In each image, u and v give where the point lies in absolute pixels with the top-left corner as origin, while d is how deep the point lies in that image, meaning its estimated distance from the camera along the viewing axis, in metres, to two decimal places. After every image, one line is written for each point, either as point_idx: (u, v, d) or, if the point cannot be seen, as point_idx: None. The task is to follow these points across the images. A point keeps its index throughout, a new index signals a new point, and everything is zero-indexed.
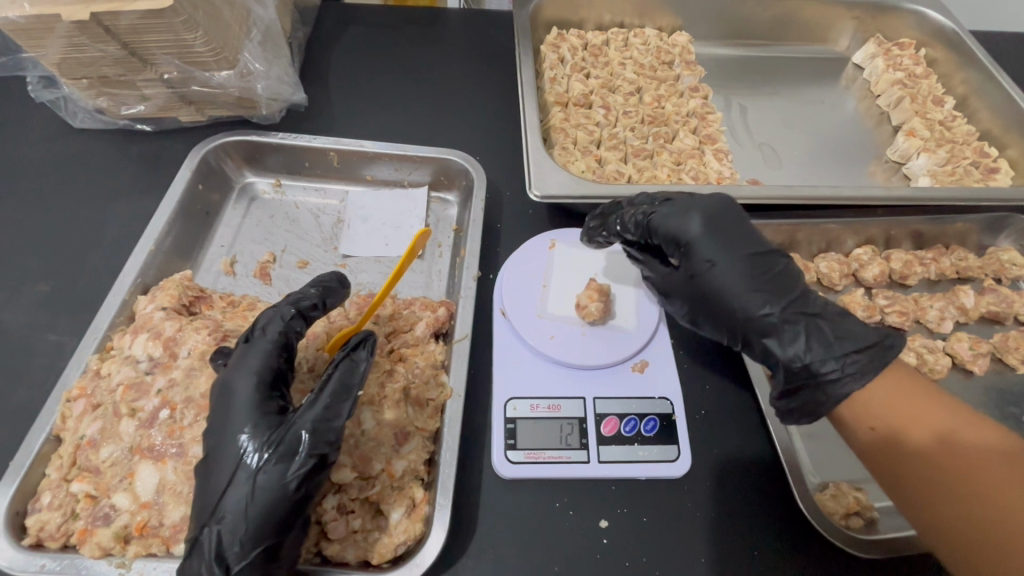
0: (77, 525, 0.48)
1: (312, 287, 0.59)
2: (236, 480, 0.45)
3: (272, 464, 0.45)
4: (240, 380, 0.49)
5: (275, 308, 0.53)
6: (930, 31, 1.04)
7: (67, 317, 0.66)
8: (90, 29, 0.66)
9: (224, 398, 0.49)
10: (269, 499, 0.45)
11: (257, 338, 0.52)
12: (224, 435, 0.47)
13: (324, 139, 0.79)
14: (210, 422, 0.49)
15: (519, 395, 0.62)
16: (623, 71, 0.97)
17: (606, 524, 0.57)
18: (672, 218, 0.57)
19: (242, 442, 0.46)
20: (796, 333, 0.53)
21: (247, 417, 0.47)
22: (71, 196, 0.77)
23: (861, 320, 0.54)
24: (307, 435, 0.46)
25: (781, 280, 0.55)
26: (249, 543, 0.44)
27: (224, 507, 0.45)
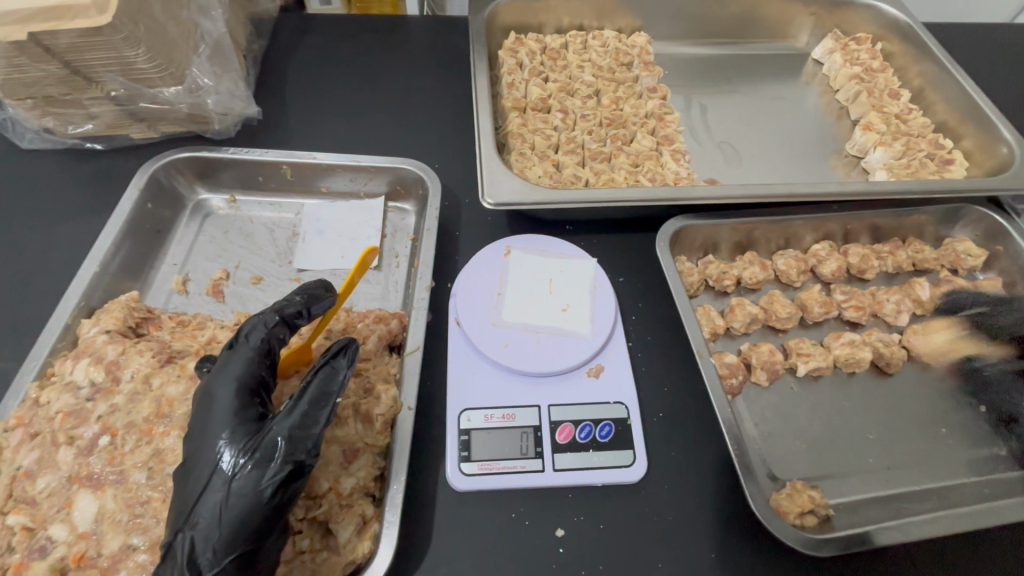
0: (13, 559, 0.47)
1: (296, 295, 0.59)
2: (211, 486, 0.44)
3: (249, 469, 0.44)
4: (222, 385, 0.49)
5: (254, 324, 0.54)
6: (885, 25, 1.05)
7: (11, 343, 0.65)
8: (30, 49, 0.65)
9: (204, 404, 0.49)
10: (242, 506, 0.43)
11: (240, 345, 0.53)
12: (203, 441, 0.46)
13: (276, 153, 0.78)
14: (190, 431, 0.49)
15: (473, 406, 0.62)
16: (582, 73, 0.97)
17: (562, 532, 0.57)
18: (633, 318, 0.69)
19: (220, 448, 0.46)
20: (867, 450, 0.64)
21: (226, 423, 0.47)
22: (18, 218, 0.75)
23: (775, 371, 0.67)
24: (284, 441, 0.46)
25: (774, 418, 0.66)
26: (222, 551, 0.43)
27: (198, 513, 0.43)
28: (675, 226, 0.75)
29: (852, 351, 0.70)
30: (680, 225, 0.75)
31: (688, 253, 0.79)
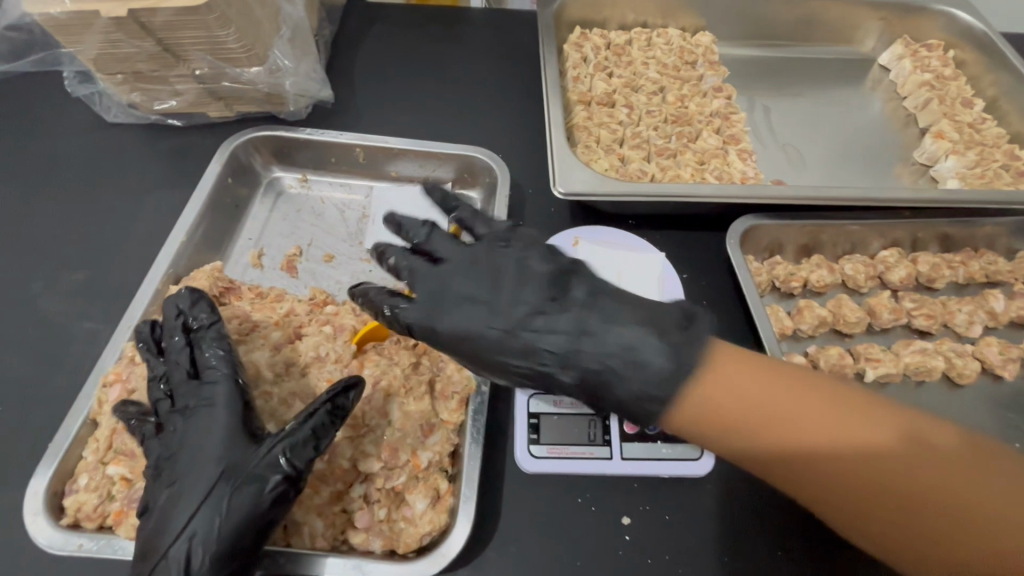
0: (113, 507, 0.50)
1: (204, 310, 0.55)
2: (209, 500, 0.46)
3: (249, 486, 0.46)
4: (214, 411, 0.49)
5: (213, 350, 0.52)
6: (959, 32, 1.03)
7: (101, 307, 0.68)
8: (127, 25, 0.68)
9: (197, 421, 0.49)
10: (244, 514, 0.45)
11: (211, 375, 0.51)
12: (200, 458, 0.47)
13: (350, 135, 0.80)
14: (176, 445, 0.49)
15: (542, 391, 0.62)
16: (647, 70, 0.97)
17: (628, 520, 0.57)
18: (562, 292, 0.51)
19: (217, 465, 0.47)
20: (611, 359, 0.47)
21: (222, 440, 0.48)
22: (105, 188, 0.78)
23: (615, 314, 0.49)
24: (285, 463, 0.46)
25: (459, 290, 0.50)
26: (217, 559, 0.44)
27: (195, 525, 0.45)
28: (745, 224, 0.74)
29: (923, 359, 0.69)
30: (751, 223, 0.74)
31: (753, 253, 0.78)
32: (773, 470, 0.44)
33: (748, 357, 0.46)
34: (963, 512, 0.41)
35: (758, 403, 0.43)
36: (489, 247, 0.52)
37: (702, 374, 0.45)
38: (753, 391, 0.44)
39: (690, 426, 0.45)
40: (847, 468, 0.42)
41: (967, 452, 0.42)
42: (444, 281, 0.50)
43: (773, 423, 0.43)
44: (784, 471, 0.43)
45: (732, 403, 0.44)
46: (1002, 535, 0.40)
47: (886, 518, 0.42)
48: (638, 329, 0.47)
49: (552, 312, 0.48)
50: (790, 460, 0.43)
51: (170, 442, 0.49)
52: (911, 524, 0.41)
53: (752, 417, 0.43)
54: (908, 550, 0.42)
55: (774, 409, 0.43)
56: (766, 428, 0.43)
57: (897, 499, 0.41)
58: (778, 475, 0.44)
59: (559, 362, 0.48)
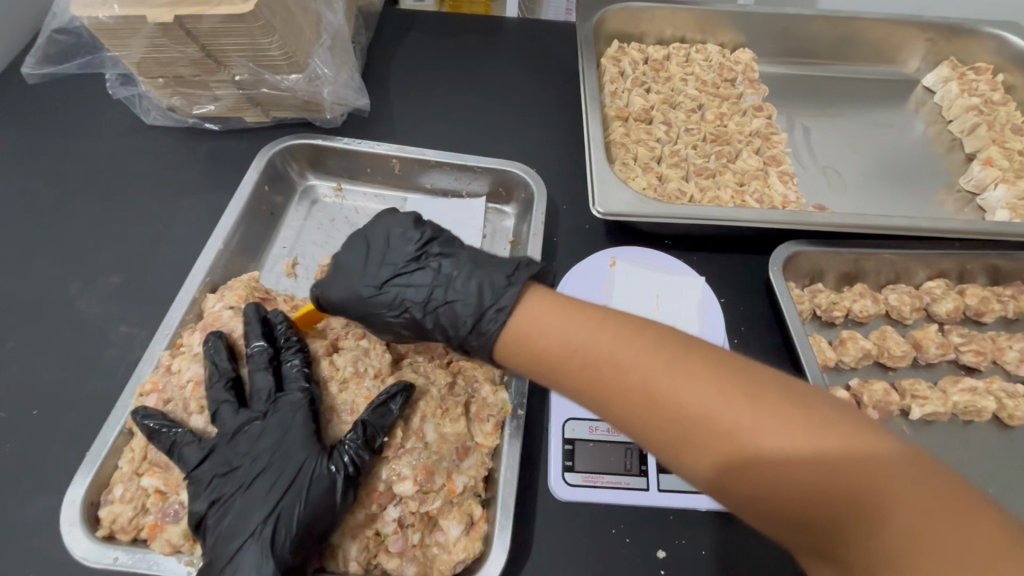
0: (148, 520, 0.50)
1: (283, 328, 0.57)
2: (289, 492, 0.48)
3: (325, 479, 0.48)
4: (291, 414, 0.52)
5: (295, 360, 0.55)
6: (1009, 57, 1.00)
7: (136, 312, 0.67)
8: (173, 31, 0.68)
9: (276, 420, 0.51)
10: (320, 502, 0.48)
11: (289, 389, 0.53)
12: (279, 454, 0.50)
13: (388, 146, 0.80)
14: (252, 442, 0.51)
15: (577, 415, 0.61)
16: (685, 86, 0.95)
17: (664, 554, 0.55)
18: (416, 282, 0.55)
19: (295, 459, 0.49)
20: (450, 307, 0.52)
21: (300, 437, 0.50)
22: (142, 191, 0.79)
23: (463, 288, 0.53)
24: (352, 459, 0.49)
25: (355, 281, 0.55)
26: (296, 544, 0.47)
27: (276, 516, 0.47)
28: (787, 251, 0.72)
29: (973, 398, 0.66)
30: (793, 250, 0.72)
31: (793, 279, 0.76)
32: (598, 408, 0.46)
33: (584, 308, 0.48)
34: (780, 465, 0.38)
35: (585, 351, 0.45)
36: (381, 234, 0.57)
37: (559, 324, 0.47)
38: (584, 341, 0.46)
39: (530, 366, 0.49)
40: (670, 410, 0.41)
41: (817, 416, 0.39)
42: (345, 267, 0.56)
43: (598, 372, 0.44)
44: (608, 409, 0.45)
45: (576, 348, 0.46)
46: (830, 491, 0.37)
47: (737, 478, 0.39)
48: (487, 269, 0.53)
49: (420, 278, 0.54)
50: (612, 401, 0.44)
51: (243, 447, 0.50)
52: (745, 475, 0.39)
53: (578, 363, 0.45)
54: (752, 509, 0.40)
55: (605, 355, 0.44)
56: (592, 374, 0.45)
57: (710, 448, 0.40)
58: (618, 423, 0.45)
59: (416, 315, 0.54)
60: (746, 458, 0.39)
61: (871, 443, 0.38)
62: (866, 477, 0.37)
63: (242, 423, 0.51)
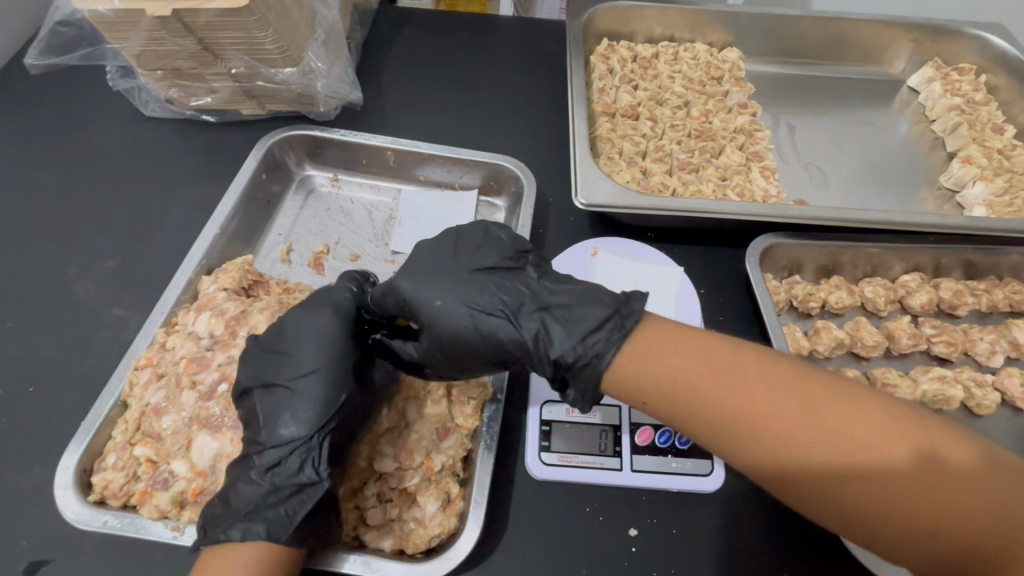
0: (138, 487, 0.52)
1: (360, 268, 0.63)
2: (272, 442, 0.49)
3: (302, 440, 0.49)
4: (311, 324, 0.54)
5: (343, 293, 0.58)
6: (992, 57, 1.02)
7: (132, 295, 0.70)
8: (171, 24, 0.69)
9: (310, 323, 0.54)
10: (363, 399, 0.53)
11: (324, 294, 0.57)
12: (279, 392, 0.51)
13: (383, 138, 0.82)
14: (296, 339, 0.53)
15: (555, 398, 0.63)
16: (672, 84, 0.97)
17: (635, 532, 0.57)
18: (514, 299, 0.54)
19: (292, 403, 0.50)
20: (561, 309, 0.53)
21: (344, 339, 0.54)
22: (139, 179, 0.81)
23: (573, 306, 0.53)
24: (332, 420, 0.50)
25: (444, 280, 0.55)
26: (334, 434, 0.50)
27: (258, 463, 0.49)
28: (765, 242, 0.74)
29: (941, 387, 0.69)
30: (771, 242, 0.74)
31: (771, 271, 0.78)
32: (731, 450, 0.46)
33: (691, 340, 0.50)
34: (904, 483, 0.41)
35: (716, 389, 0.46)
36: (455, 241, 0.59)
37: (676, 359, 0.48)
38: (712, 382, 0.46)
39: (652, 410, 0.49)
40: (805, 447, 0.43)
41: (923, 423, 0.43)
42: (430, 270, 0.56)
43: (736, 417, 0.45)
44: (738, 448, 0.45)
45: (705, 390, 0.46)
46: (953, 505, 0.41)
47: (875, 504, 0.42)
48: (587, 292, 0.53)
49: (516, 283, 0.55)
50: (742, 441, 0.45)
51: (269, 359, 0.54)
52: (887, 498, 0.41)
53: (712, 409, 0.46)
54: (873, 528, 0.43)
55: (735, 392, 0.46)
56: (724, 418, 0.45)
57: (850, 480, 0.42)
58: (747, 463, 0.46)
59: (516, 329, 0.53)
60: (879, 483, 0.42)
61: (966, 444, 0.43)
62: (971, 484, 0.41)
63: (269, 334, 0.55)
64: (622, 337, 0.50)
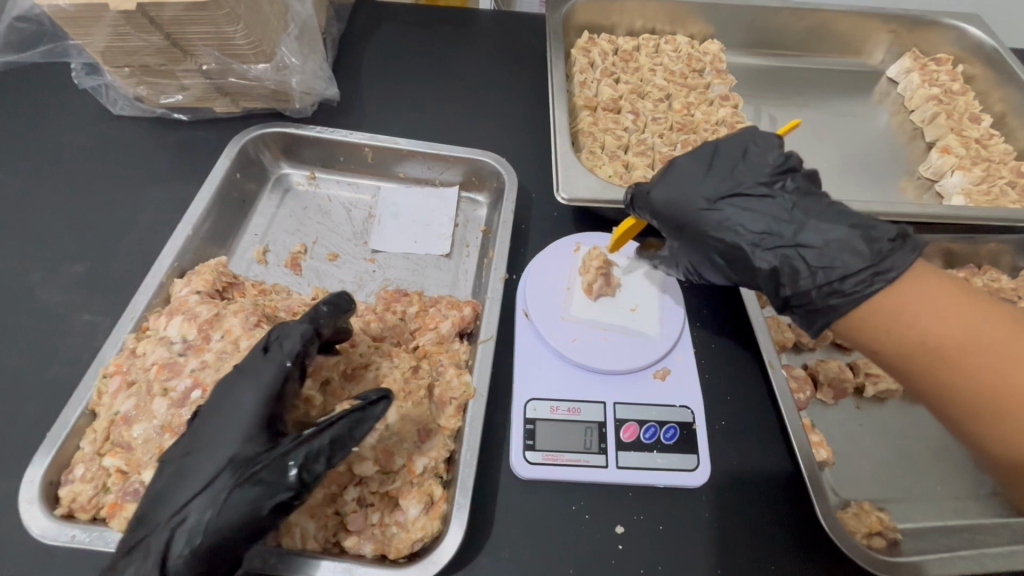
0: (108, 499, 0.51)
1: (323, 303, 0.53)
2: (161, 528, 0.43)
3: (187, 539, 0.43)
4: (249, 391, 0.48)
5: (289, 335, 0.50)
6: (969, 47, 1.02)
7: (101, 300, 0.68)
8: (136, 19, 0.67)
9: (228, 401, 0.48)
10: (232, 522, 0.43)
11: (273, 350, 0.50)
12: (194, 465, 0.45)
13: (360, 135, 0.80)
14: (222, 418, 0.47)
15: (539, 396, 0.62)
16: (654, 77, 0.97)
17: (621, 529, 0.57)
18: (756, 220, 0.54)
19: (209, 478, 0.44)
20: (814, 243, 0.52)
21: (245, 433, 0.46)
22: (107, 181, 0.78)
23: (856, 240, 0.51)
24: (216, 526, 0.43)
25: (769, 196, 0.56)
26: (177, 547, 0.43)
27: (134, 550, 0.43)
28: None
29: None
30: None
31: None
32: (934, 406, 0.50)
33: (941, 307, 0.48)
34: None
35: (937, 333, 0.47)
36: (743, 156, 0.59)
37: (901, 292, 0.49)
38: (943, 320, 0.47)
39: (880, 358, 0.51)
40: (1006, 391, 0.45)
41: None
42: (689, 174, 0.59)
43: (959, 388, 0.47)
44: (941, 377, 0.48)
45: (924, 323, 0.48)
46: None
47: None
48: (845, 232, 0.52)
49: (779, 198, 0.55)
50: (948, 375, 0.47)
51: (202, 421, 0.48)
52: None
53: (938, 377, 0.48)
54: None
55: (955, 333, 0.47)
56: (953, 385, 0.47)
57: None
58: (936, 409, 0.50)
59: (751, 253, 0.54)
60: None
61: None
62: None
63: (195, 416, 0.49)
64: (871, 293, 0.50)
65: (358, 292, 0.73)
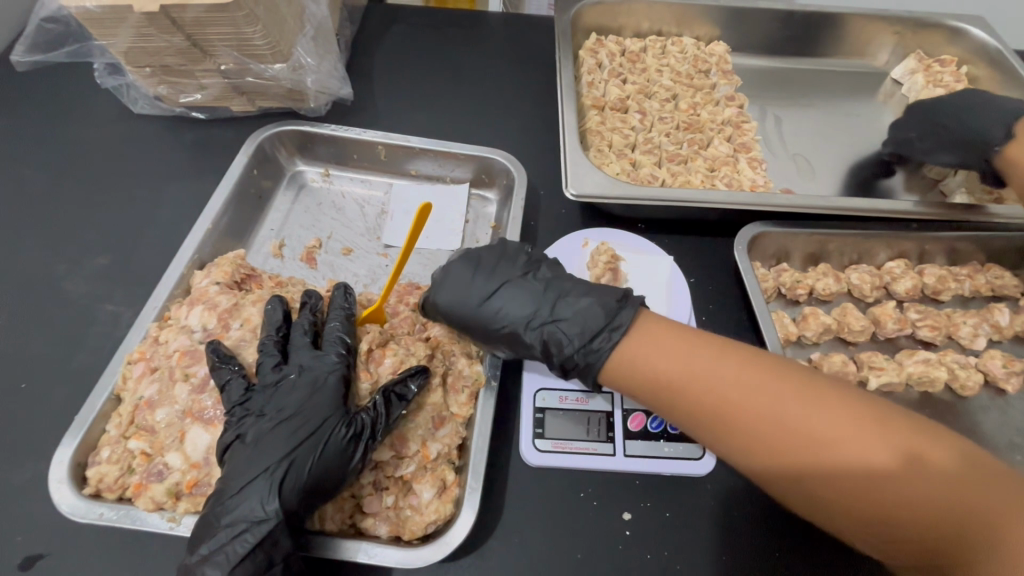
0: (132, 479, 0.52)
1: (338, 292, 0.63)
2: (274, 467, 0.49)
3: (306, 474, 0.49)
4: (321, 370, 0.55)
5: (337, 323, 0.59)
6: (973, 48, 1.03)
7: (123, 290, 0.70)
8: (159, 20, 0.69)
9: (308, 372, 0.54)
10: (335, 454, 0.50)
11: (328, 343, 0.58)
12: (297, 417, 0.51)
13: (373, 133, 0.82)
14: (304, 384, 0.53)
15: (548, 386, 0.64)
16: (660, 77, 0.98)
17: (629, 516, 0.58)
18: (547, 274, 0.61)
19: (317, 423, 0.51)
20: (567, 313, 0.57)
21: (333, 390, 0.53)
22: (129, 177, 0.81)
23: (598, 293, 0.58)
24: (330, 463, 0.50)
25: (515, 259, 0.62)
26: (295, 483, 0.49)
27: (250, 487, 0.48)
28: (754, 230, 0.75)
29: (927, 369, 0.70)
30: (758, 230, 0.75)
31: (760, 260, 0.79)
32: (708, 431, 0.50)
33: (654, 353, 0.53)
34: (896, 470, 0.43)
35: (666, 369, 0.52)
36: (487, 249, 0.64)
37: (675, 351, 0.52)
38: (723, 370, 0.50)
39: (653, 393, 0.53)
40: (803, 434, 0.46)
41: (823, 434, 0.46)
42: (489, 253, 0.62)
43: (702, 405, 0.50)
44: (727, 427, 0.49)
45: (710, 377, 0.50)
46: (931, 499, 0.42)
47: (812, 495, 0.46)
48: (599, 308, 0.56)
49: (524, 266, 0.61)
50: (729, 428, 0.49)
51: (279, 392, 0.54)
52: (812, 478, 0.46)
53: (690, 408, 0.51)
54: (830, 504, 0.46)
55: (769, 398, 0.48)
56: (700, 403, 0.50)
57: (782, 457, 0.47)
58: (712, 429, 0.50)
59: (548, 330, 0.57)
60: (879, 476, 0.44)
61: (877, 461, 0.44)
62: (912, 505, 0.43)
63: (245, 395, 0.54)
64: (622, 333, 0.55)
65: (371, 285, 0.74)
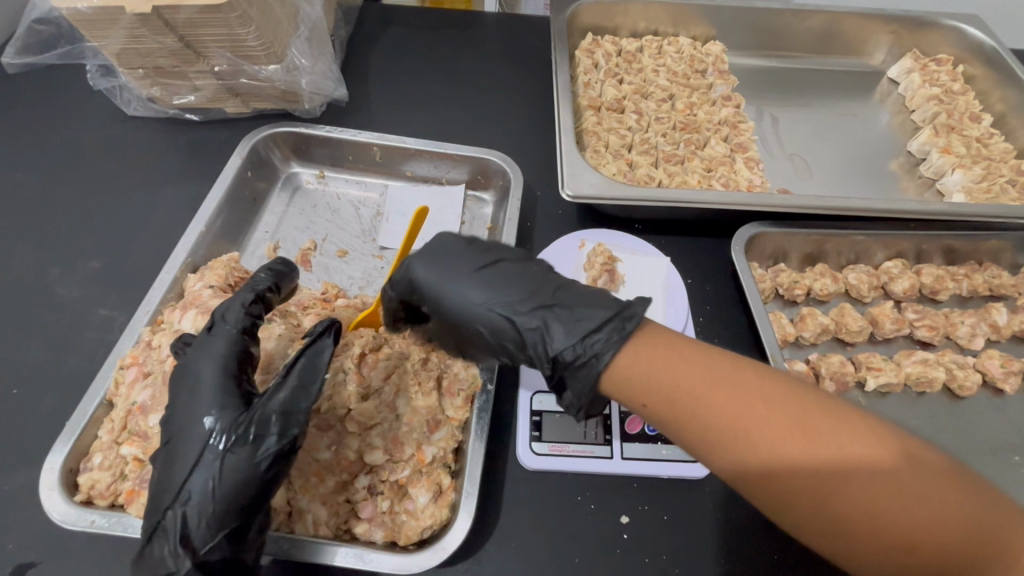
0: (125, 486, 0.52)
1: (263, 273, 0.60)
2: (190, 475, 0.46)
3: (227, 469, 0.46)
4: (205, 363, 0.50)
5: (234, 305, 0.55)
6: (970, 47, 1.03)
7: (116, 294, 0.69)
8: (151, 22, 0.68)
9: (189, 371, 0.50)
10: (238, 481, 0.46)
11: (219, 326, 0.53)
12: (190, 418, 0.48)
13: (368, 134, 0.81)
14: (190, 383, 0.49)
15: (545, 389, 0.63)
16: (657, 77, 0.98)
17: (626, 519, 0.58)
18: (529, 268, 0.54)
19: (209, 423, 0.47)
20: (562, 309, 0.51)
21: (220, 386, 0.49)
22: (122, 179, 0.80)
23: (598, 294, 0.52)
24: (240, 455, 0.46)
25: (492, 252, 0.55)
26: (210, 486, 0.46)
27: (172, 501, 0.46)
28: (751, 231, 0.75)
29: (924, 369, 0.70)
30: (755, 231, 0.75)
31: (757, 260, 0.79)
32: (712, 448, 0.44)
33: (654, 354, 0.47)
34: (885, 474, 0.40)
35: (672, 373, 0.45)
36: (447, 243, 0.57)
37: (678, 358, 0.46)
38: (718, 384, 0.44)
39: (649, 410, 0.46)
40: (802, 460, 0.41)
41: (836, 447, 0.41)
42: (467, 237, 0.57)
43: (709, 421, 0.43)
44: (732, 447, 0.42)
45: (710, 394, 0.43)
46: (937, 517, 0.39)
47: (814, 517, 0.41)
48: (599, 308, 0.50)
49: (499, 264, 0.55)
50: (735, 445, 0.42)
51: (174, 393, 0.50)
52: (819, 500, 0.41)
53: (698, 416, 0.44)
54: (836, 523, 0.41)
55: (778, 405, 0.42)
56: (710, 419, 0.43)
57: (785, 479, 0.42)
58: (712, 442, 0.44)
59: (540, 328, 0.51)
60: (878, 494, 0.40)
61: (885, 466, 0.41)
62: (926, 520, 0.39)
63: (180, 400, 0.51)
64: (624, 338, 0.47)
65: (367, 287, 0.74)
